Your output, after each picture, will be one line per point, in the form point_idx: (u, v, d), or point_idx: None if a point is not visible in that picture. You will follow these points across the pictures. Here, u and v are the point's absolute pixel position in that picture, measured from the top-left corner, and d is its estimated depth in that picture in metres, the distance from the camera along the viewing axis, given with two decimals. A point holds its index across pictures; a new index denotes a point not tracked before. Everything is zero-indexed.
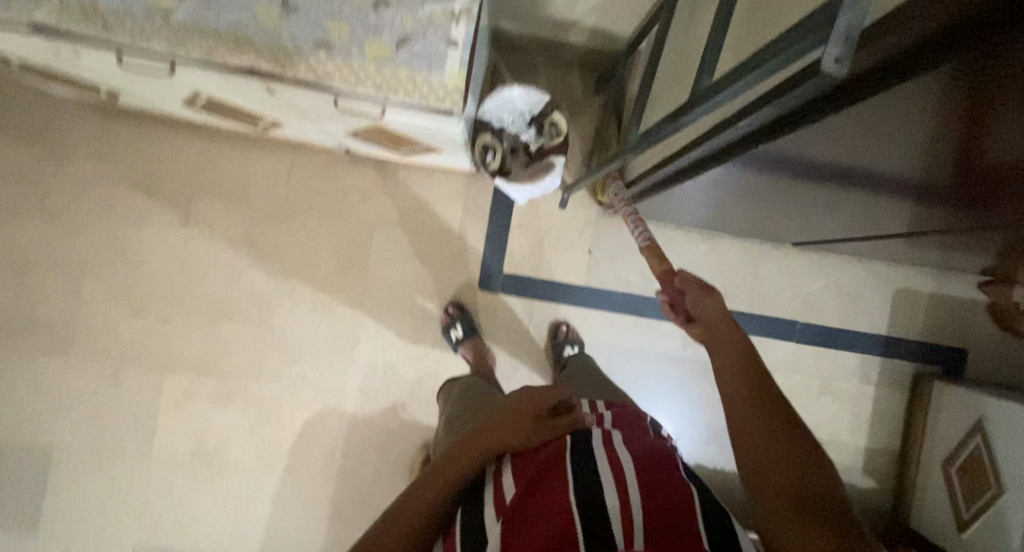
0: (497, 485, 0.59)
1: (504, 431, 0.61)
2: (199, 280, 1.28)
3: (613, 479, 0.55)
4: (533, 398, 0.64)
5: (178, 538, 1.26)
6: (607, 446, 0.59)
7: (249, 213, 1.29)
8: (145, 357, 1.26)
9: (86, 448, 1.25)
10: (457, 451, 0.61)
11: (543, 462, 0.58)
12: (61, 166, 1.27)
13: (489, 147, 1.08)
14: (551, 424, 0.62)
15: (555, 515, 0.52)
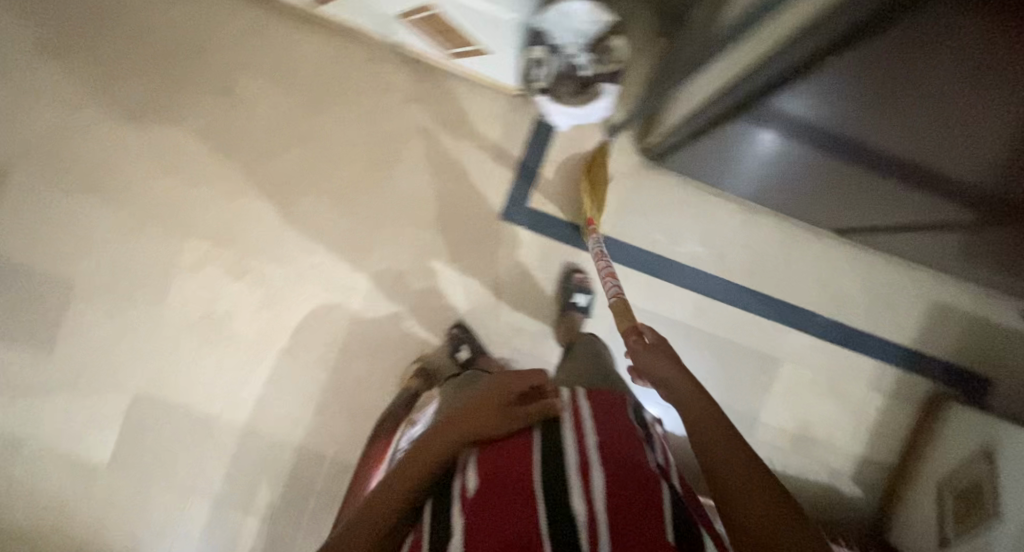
0: (465, 480, 0.66)
1: (475, 422, 0.71)
2: (232, 152, 1.30)
3: (580, 486, 0.60)
4: (500, 391, 0.74)
5: (174, 395, 1.31)
6: (579, 451, 0.65)
7: (291, 95, 1.30)
8: (170, 214, 1.29)
9: (101, 290, 1.29)
10: (433, 442, 0.71)
11: (508, 456, 0.66)
12: (121, 11, 1.29)
13: (540, 61, 1.03)
14: (519, 412, 0.72)
15: (515, 508, 0.58)
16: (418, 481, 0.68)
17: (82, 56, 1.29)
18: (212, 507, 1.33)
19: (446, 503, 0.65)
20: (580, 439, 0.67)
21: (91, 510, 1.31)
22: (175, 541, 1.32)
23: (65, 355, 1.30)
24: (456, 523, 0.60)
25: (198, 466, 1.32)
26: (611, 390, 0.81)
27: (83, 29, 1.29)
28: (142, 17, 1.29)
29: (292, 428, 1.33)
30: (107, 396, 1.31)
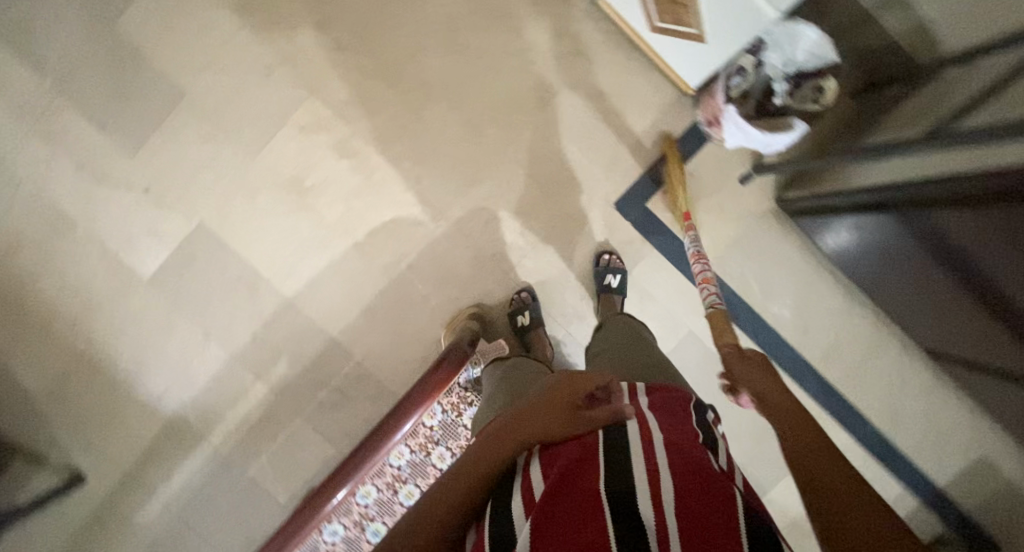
0: (528, 477, 0.56)
1: (532, 422, 0.60)
2: (388, 33, 1.25)
3: (647, 493, 0.50)
4: (564, 391, 0.63)
5: (235, 240, 1.28)
6: (644, 452, 0.55)
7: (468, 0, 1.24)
8: (305, 67, 1.25)
9: (209, 111, 1.25)
10: (484, 445, 0.60)
11: (576, 457, 0.56)
12: None
13: (742, 70, 1.02)
14: (585, 414, 0.60)
15: (587, 514, 0.48)
16: (474, 489, 0.56)
17: None
18: (228, 360, 1.31)
19: (507, 502, 0.54)
20: (644, 440, 0.56)
21: (115, 314, 1.29)
22: (181, 376, 1.31)
23: (149, 158, 1.26)
24: (523, 525, 0.50)
25: (231, 316, 1.30)
26: (676, 392, 0.71)
27: None
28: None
29: (333, 319, 1.30)
30: (172, 214, 1.28)
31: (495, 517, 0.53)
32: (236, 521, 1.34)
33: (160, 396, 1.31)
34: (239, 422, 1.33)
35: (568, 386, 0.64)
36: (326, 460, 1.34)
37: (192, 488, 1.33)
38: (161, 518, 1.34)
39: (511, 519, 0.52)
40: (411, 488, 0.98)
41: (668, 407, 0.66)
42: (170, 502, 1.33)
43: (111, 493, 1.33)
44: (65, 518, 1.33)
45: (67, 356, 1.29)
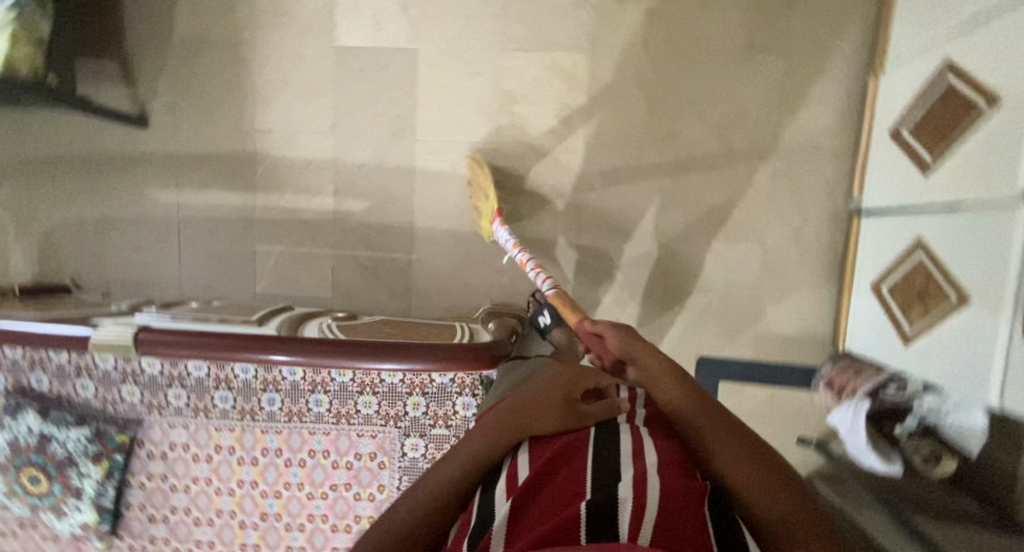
0: (519, 467, 0.57)
1: (527, 413, 0.63)
2: (688, 70, 1.20)
3: (632, 480, 0.48)
4: (562, 383, 0.65)
5: (423, 88, 1.25)
6: (633, 455, 0.53)
7: (770, 111, 1.19)
8: (606, 29, 1.20)
9: None
10: (481, 434, 0.62)
11: (564, 443, 0.57)
12: None
13: (903, 385, 0.98)
14: (580, 409, 0.62)
15: (563, 505, 0.48)
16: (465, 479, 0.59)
17: None
18: (326, 161, 1.29)
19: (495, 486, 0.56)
20: (636, 445, 0.56)
21: (290, 42, 1.27)
22: (283, 136, 1.29)
23: None
24: (499, 507, 0.51)
25: (360, 133, 1.27)
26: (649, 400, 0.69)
27: None
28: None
29: (424, 213, 1.28)
30: (402, 21, 1.24)
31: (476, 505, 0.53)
32: (208, 268, 1.33)
33: (255, 131, 1.30)
34: (285, 208, 1.31)
35: (570, 380, 0.65)
36: (311, 300, 1.32)
37: (207, 215, 1.33)
38: (167, 210, 1.34)
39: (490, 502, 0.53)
40: (371, 399, 0.99)
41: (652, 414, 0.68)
42: (183, 207, 1.34)
43: (154, 156, 1.34)
44: (107, 138, 1.34)
45: (224, 33, 1.28)
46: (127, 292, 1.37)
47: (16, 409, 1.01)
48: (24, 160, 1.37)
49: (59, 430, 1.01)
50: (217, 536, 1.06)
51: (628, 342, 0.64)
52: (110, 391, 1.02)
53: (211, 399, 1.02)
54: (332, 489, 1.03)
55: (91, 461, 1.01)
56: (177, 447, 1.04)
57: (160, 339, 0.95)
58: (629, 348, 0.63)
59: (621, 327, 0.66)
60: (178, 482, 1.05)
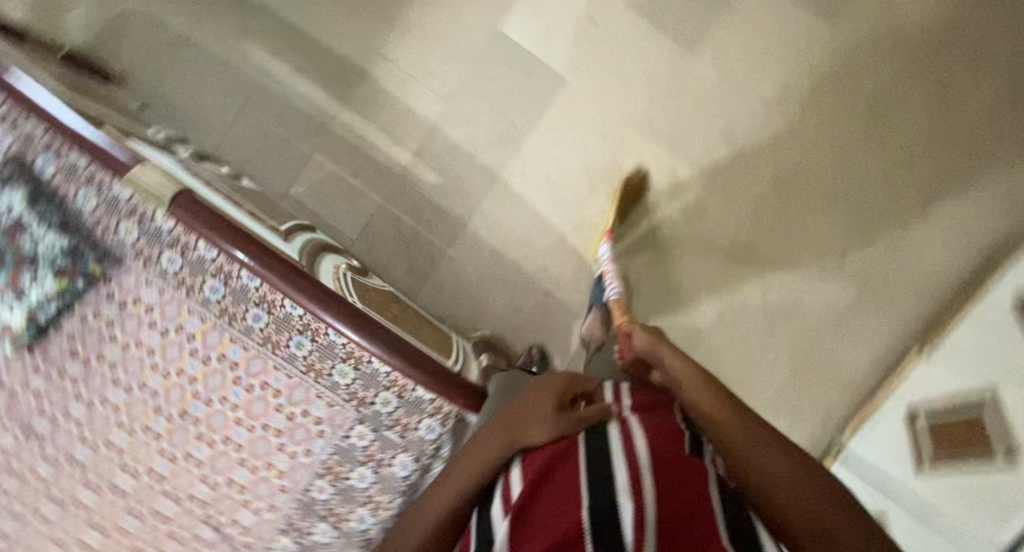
0: (513, 481, 0.65)
1: (518, 424, 0.70)
2: (780, 247, 1.21)
3: (627, 487, 0.54)
4: (550, 396, 0.72)
5: (549, 116, 1.24)
6: (626, 455, 0.59)
7: (820, 325, 1.22)
8: (730, 171, 1.23)
9: (678, 81, 1.23)
10: (482, 445, 0.71)
11: (552, 454, 0.65)
12: (960, 172, 1.19)
13: None
14: (565, 417, 0.68)
15: (564, 510, 0.55)
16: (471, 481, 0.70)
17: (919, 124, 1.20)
18: (425, 122, 1.25)
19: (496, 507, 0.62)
20: (628, 438, 0.62)
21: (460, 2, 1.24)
22: (401, 76, 1.25)
23: (622, 23, 1.23)
24: (500, 526, 0.58)
25: (470, 118, 1.24)
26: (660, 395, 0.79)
27: (947, 132, 1.19)
28: (953, 203, 1.19)
29: (482, 219, 1.25)
30: (568, 50, 1.23)
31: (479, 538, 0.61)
32: (260, 145, 1.26)
33: (378, 54, 1.25)
34: (363, 136, 1.26)
35: (554, 393, 0.72)
36: (331, 231, 1.25)
37: (286, 96, 1.26)
38: (253, 68, 1.26)
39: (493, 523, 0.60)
40: (349, 373, 0.97)
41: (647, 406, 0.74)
42: (267, 74, 1.26)
43: (270, 12, 1.26)
44: None
45: None
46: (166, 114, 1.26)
47: (11, 180, 0.95)
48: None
49: (38, 227, 0.94)
50: (126, 406, 1.00)
51: (656, 342, 0.80)
52: (109, 217, 0.95)
53: (202, 282, 0.97)
54: (263, 428, 0.99)
55: (52, 273, 0.95)
56: (141, 305, 0.98)
57: (196, 215, 0.94)
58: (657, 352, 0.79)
59: (652, 331, 0.83)
60: (121, 336, 0.99)
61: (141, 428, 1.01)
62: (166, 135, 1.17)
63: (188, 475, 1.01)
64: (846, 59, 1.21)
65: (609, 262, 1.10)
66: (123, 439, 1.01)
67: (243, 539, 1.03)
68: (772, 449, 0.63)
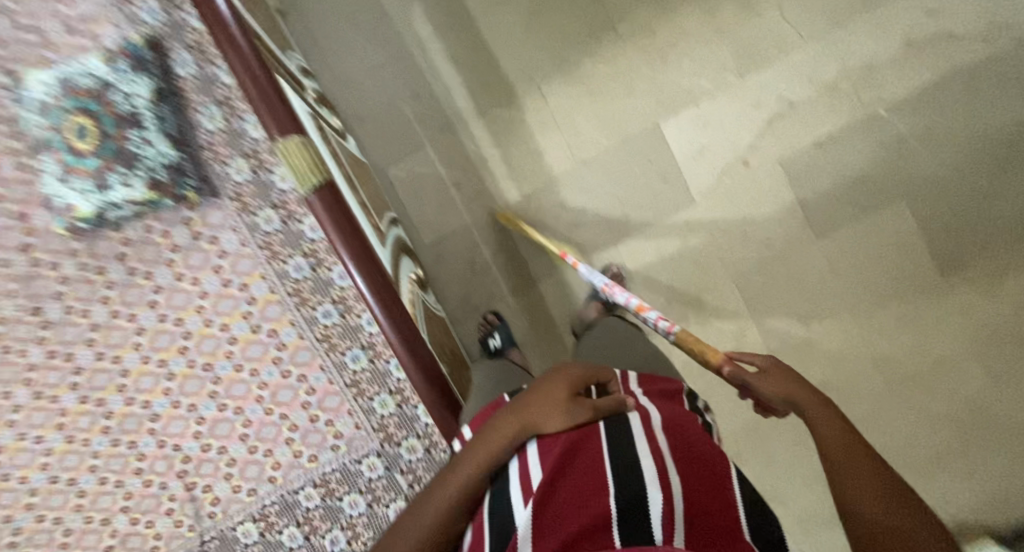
0: (531, 465, 0.62)
1: (530, 414, 0.67)
2: (803, 440, 1.25)
3: (655, 474, 0.56)
4: (564, 385, 0.69)
5: (658, 224, 1.23)
6: (647, 439, 0.62)
7: (792, 522, 1.25)
8: (797, 353, 1.24)
9: (789, 253, 1.22)
10: (491, 437, 0.66)
11: (575, 442, 0.62)
12: (989, 450, 1.22)
13: None
14: (587, 405, 0.67)
15: (590, 495, 0.55)
16: (474, 479, 0.64)
17: (980, 394, 1.22)
18: (547, 172, 1.23)
19: (511, 487, 0.61)
20: (645, 425, 0.65)
21: (634, 76, 1.20)
22: (547, 120, 1.23)
23: (767, 175, 1.21)
24: (522, 514, 0.56)
25: (587, 188, 1.23)
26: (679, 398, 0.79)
27: (999, 411, 1.22)
28: (958, 478, 1.23)
29: (553, 285, 1.25)
30: (707, 175, 1.22)
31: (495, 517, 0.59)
32: (383, 117, 1.24)
33: (536, 85, 1.22)
34: (483, 157, 1.24)
35: (567, 380, 0.70)
36: (408, 227, 1.25)
37: (431, 84, 1.23)
38: (411, 41, 1.23)
39: (511, 512, 0.57)
40: (390, 406, 0.93)
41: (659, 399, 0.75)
42: (421, 48, 1.23)
43: None
44: None
45: (609, 12, 1.20)
46: (303, 45, 1.22)
47: (144, 66, 0.86)
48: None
49: (151, 128, 0.86)
50: (152, 333, 0.92)
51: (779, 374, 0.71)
52: (225, 148, 0.89)
53: (289, 255, 0.90)
54: (279, 416, 0.93)
55: (145, 181, 0.85)
56: (216, 246, 0.90)
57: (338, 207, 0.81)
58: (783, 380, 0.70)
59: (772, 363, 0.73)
60: (180, 264, 0.91)
61: (156, 359, 0.92)
62: (301, 68, 1.10)
63: (182, 424, 0.93)
64: (945, 306, 1.21)
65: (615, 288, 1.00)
66: (132, 363, 0.92)
67: (207, 510, 0.92)
68: (878, 470, 0.57)
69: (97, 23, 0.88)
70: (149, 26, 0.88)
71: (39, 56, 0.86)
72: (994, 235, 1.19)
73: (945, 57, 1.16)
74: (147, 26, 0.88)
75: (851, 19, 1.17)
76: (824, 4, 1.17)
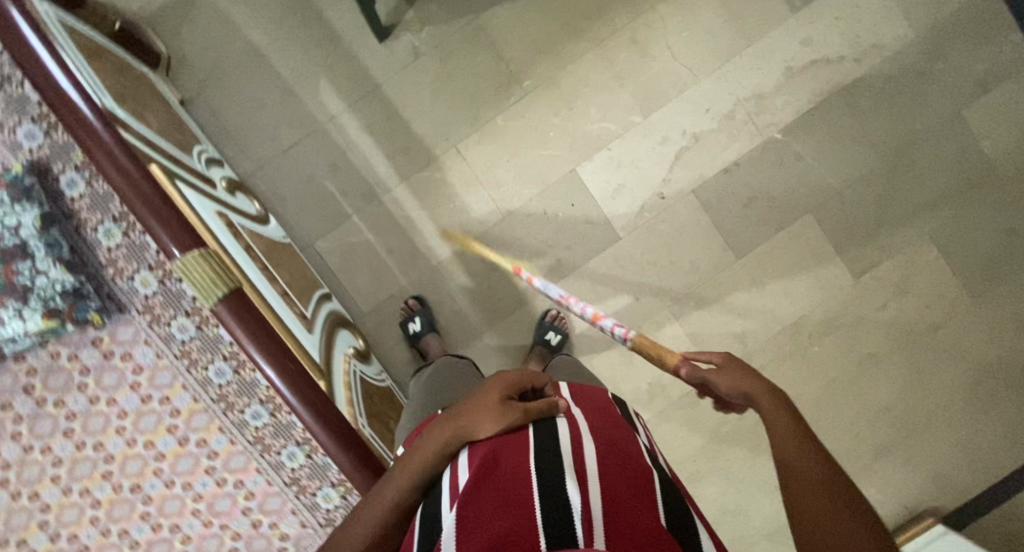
0: (459, 467, 0.63)
1: (457, 423, 0.67)
2: (758, 453, 1.27)
3: (575, 476, 0.57)
4: (494, 391, 0.69)
5: (590, 264, 1.26)
6: (573, 446, 0.63)
7: (761, 536, 1.27)
8: None
9: (715, 276, 1.27)
10: (419, 453, 0.66)
11: (501, 444, 0.64)
12: (923, 435, 1.29)
13: None
14: (515, 407, 0.66)
15: (512, 505, 0.53)
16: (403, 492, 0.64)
17: (908, 384, 1.29)
18: (476, 226, 1.24)
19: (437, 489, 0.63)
20: (572, 429, 0.66)
21: (545, 126, 1.24)
22: (467, 175, 1.23)
23: (683, 205, 1.26)
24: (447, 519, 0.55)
25: (516, 238, 1.24)
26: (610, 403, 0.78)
27: (926, 398, 1.29)
28: (899, 467, 1.29)
29: (496, 336, 1.24)
30: (628, 212, 1.25)
31: (423, 518, 0.60)
32: (302, 191, 1.21)
33: (453, 144, 1.23)
34: (410, 219, 1.23)
35: (496, 385, 0.70)
36: (342, 298, 1.22)
37: (347, 152, 1.21)
38: (322, 111, 1.20)
39: (438, 515, 0.57)
40: (333, 499, 0.91)
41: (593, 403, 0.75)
42: (334, 121, 1.21)
43: (358, 61, 1.20)
44: (335, 4, 1.19)
45: (514, 65, 1.22)
46: (209, 128, 1.18)
47: (24, 192, 0.80)
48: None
49: (43, 256, 0.80)
50: (70, 462, 0.87)
51: (730, 374, 0.65)
52: (127, 262, 0.85)
53: (209, 362, 0.88)
54: (220, 526, 0.89)
55: (41, 312, 0.80)
56: (130, 362, 0.87)
57: (249, 311, 0.81)
58: (735, 383, 0.64)
59: (727, 361, 0.67)
60: (92, 387, 0.87)
61: (79, 489, 0.87)
62: (209, 157, 1.08)
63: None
64: (865, 306, 1.28)
65: (571, 299, 0.94)
66: (52, 497, 0.86)
67: None
68: (819, 469, 0.54)
69: None
70: (31, 150, 0.82)
71: None
72: (896, 236, 1.27)
73: (826, 79, 1.24)
74: (29, 151, 0.82)
75: (738, 53, 1.24)
76: (712, 43, 1.24)
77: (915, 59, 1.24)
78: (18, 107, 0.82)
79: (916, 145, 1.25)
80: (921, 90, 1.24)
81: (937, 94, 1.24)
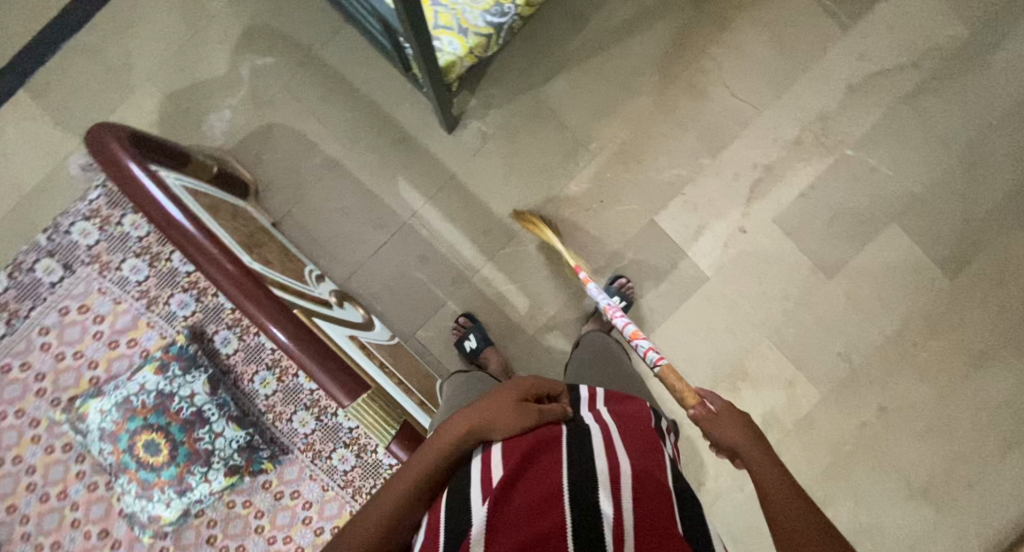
0: (491, 463, 0.54)
1: (476, 414, 0.58)
2: (882, 465, 1.28)
3: (610, 487, 0.50)
4: (514, 389, 0.62)
5: (682, 307, 1.28)
6: (607, 456, 0.55)
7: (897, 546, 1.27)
8: (849, 387, 1.28)
9: (809, 299, 1.27)
10: (433, 447, 0.56)
11: (536, 446, 0.55)
12: None
13: None
14: (538, 408, 0.60)
15: (541, 507, 0.47)
16: (411, 485, 0.54)
17: None
18: (567, 290, 1.26)
19: (460, 489, 0.52)
20: (607, 440, 0.58)
21: (617, 182, 1.26)
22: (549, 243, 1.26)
23: (766, 236, 1.27)
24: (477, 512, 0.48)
25: None
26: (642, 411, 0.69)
27: None
28: None
29: None
30: (713, 252, 1.27)
31: (450, 509, 0.50)
32: (397, 286, 1.25)
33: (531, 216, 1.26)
34: (501, 294, 1.26)
35: (517, 385, 0.63)
36: None
37: (431, 241, 1.25)
38: (403, 208, 1.24)
39: (464, 507, 0.49)
40: None
41: (625, 415, 0.66)
42: (416, 215, 1.25)
43: (431, 155, 1.24)
44: (401, 106, 1.23)
45: (579, 131, 1.25)
46: (303, 243, 1.23)
47: (191, 360, 0.85)
48: (313, 49, 1.22)
49: (216, 418, 0.86)
50: None
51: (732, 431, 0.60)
52: (284, 406, 0.89)
53: (371, 487, 0.89)
54: None
55: (224, 470, 0.86)
56: (300, 499, 0.89)
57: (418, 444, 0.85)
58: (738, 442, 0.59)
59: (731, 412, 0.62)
60: (268, 529, 0.88)
61: None
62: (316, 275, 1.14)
63: None
64: (967, 302, 1.27)
65: None
66: None
67: None
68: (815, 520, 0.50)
69: (134, 329, 0.88)
70: (187, 317, 0.88)
71: (85, 377, 0.87)
72: (986, 230, 1.26)
73: (889, 88, 1.25)
74: (183, 318, 0.88)
75: (798, 80, 1.25)
76: (771, 74, 1.26)
77: (975, 55, 1.24)
78: (167, 281, 0.88)
79: (991, 137, 1.25)
80: (987, 82, 1.25)
81: (1003, 86, 1.24)
